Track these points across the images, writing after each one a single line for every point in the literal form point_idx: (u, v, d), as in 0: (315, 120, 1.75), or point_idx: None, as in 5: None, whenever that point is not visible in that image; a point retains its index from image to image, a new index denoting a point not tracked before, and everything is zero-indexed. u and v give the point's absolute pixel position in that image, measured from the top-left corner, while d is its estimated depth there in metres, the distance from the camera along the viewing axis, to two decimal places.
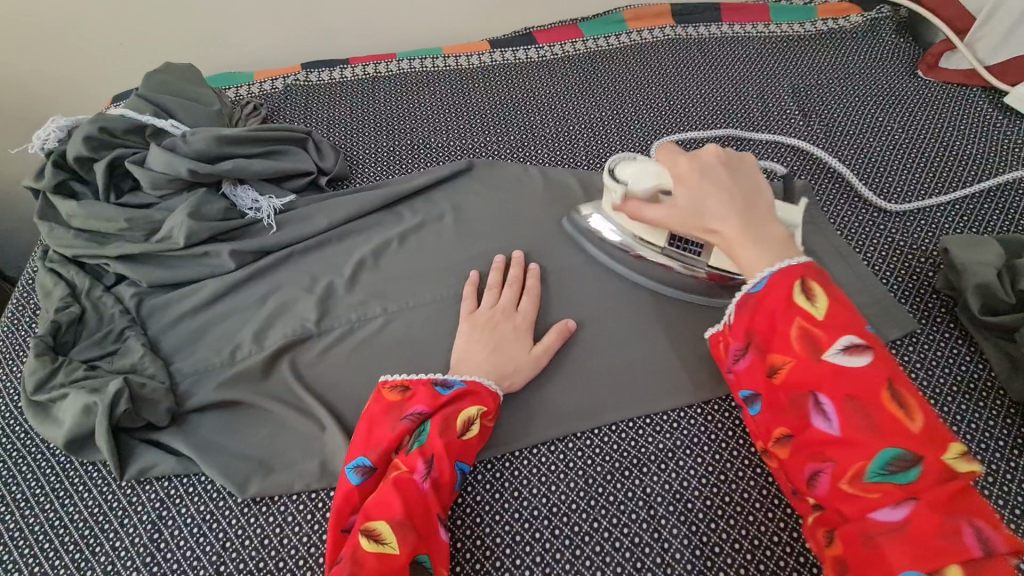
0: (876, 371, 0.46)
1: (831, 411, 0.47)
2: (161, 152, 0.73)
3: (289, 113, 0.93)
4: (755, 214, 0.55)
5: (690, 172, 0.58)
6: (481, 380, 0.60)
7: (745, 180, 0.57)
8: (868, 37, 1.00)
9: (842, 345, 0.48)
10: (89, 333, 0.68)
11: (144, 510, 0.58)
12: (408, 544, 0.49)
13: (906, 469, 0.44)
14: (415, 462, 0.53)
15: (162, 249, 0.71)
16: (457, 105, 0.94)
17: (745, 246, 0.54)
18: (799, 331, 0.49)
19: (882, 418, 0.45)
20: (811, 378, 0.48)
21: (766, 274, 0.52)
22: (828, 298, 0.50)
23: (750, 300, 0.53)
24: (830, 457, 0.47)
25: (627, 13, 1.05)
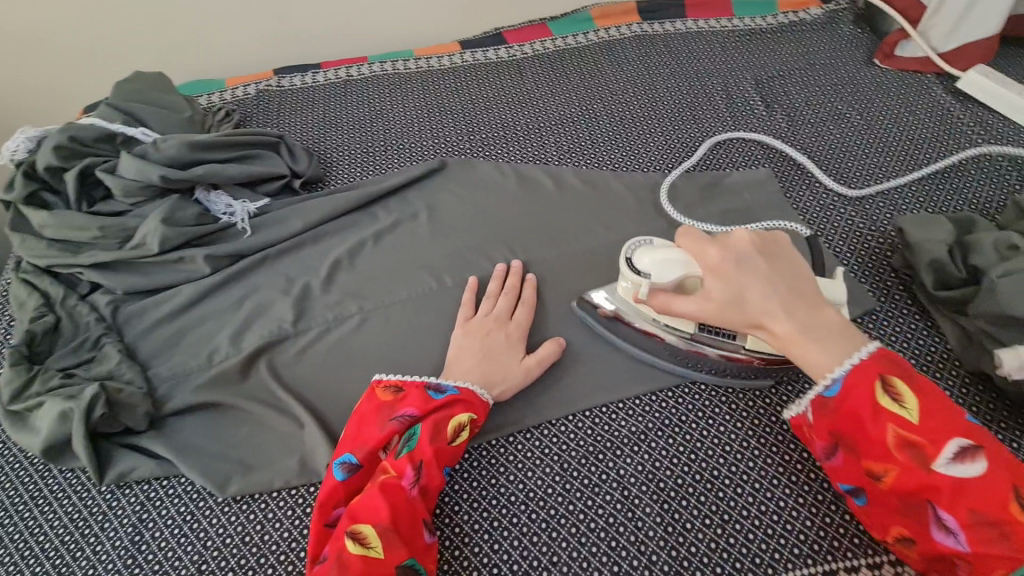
0: (994, 477, 0.45)
1: (954, 525, 0.46)
2: (132, 160, 0.73)
3: (262, 118, 0.93)
4: (804, 305, 0.52)
5: (723, 263, 0.54)
6: (474, 389, 0.61)
7: (786, 263, 0.55)
8: (827, 29, 1.03)
9: (951, 454, 0.46)
10: (65, 341, 0.68)
11: (124, 513, 0.58)
12: (392, 547, 0.50)
13: None
14: (402, 466, 0.54)
15: (135, 255, 0.72)
16: (430, 106, 0.96)
17: (804, 343, 0.51)
18: (897, 440, 0.48)
19: (1015, 528, 0.44)
20: (925, 488, 0.47)
21: (838, 375, 0.50)
22: (918, 397, 0.48)
23: (825, 405, 0.51)
24: (966, 565, 0.46)
25: (595, 11, 1.07)
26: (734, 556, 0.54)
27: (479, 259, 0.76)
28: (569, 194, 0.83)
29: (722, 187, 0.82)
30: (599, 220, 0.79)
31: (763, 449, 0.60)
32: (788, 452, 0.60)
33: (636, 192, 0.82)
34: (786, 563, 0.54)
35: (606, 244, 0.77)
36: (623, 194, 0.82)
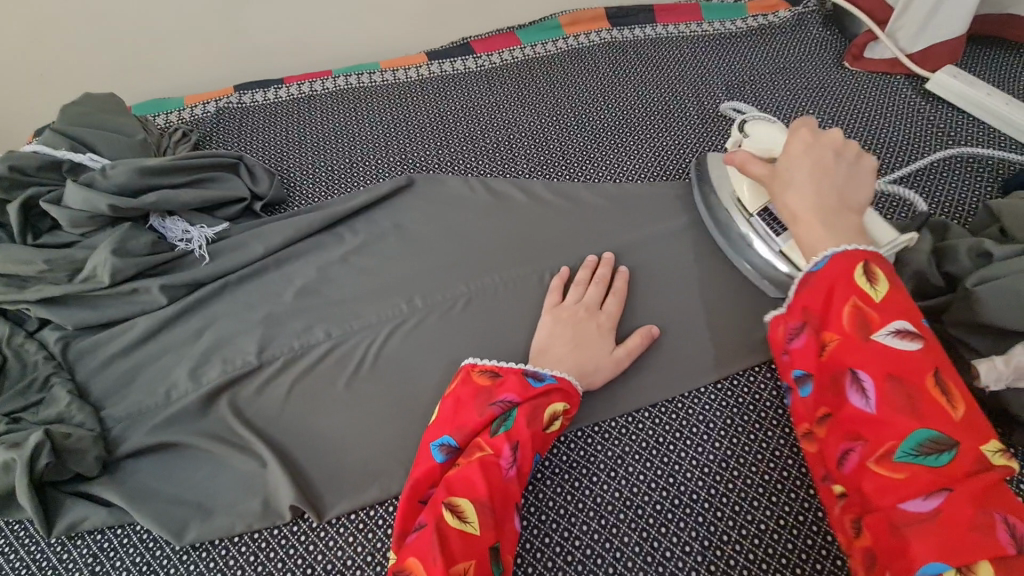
0: (925, 357, 0.44)
1: (869, 387, 0.45)
2: (76, 189, 0.69)
3: (222, 137, 0.90)
4: (836, 200, 0.56)
5: (802, 144, 0.59)
6: (571, 380, 0.60)
7: (851, 169, 0.58)
8: (796, 31, 1.03)
9: (894, 329, 0.46)
10: (11, 383, 0.64)
11: (76, 567, 0.55)
12: (487, 526, 0.50)
13: (939, 453, 0.41)
14: (501, 446, 0.54)
15: (85, 289, 0.68)
16: (397, 119, 0.93)
17: (811, 223, 0.54)
18: (852, 309, 0.47)
19: (924, 400, 0.43)
20: (856, 354, 0.46)
21: (826, 251, 0.51)
22: (889, 282, 0.48)
23: (807, 278, 0.51)
24: (863, 434, 0.45)
25: (563, 18, 1.05)
26: None
27: (449, 279, 0.74)
28: (541, 207, 0.81)
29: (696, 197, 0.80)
30: (572, 234, 0.78)
31: (744, 470, 0.60)
32: (768, 472, 0.60)
33: (610, 204, 0.81)
34: None
35: (579, 259, 0.75)
36: (595, 206, 0.80)
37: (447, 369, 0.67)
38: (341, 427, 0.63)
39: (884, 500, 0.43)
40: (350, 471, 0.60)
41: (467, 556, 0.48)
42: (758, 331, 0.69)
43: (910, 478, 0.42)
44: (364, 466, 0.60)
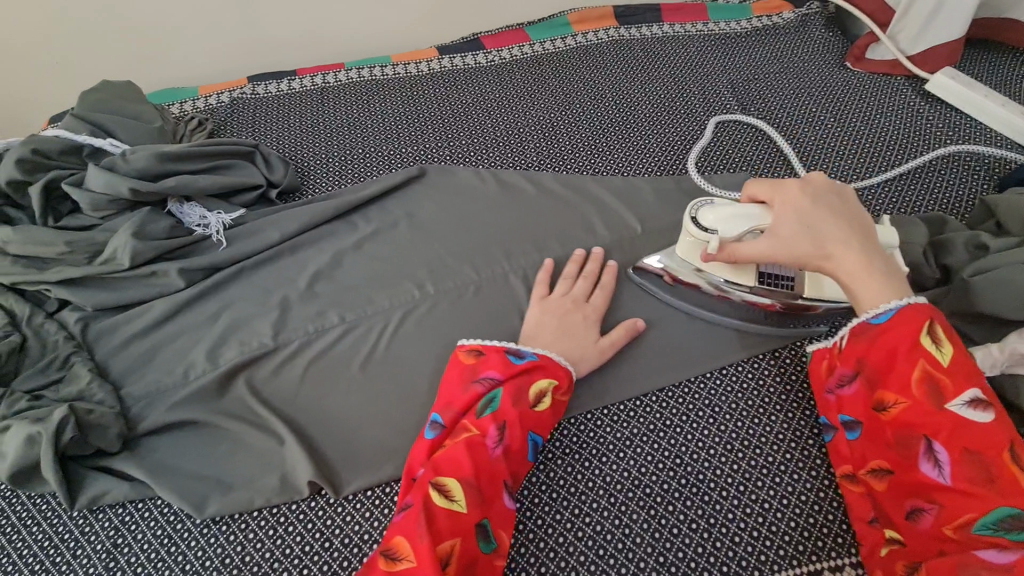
0: (1002, 428, 0.47)
1: (943, 458, 0.49)
2: (99, 173, 0.71)
3: (236, 126, 0.92)
4: (865, 242, 0.57)
5: (803, 198, 0.59)
6: (553, 356, 0.63)
7: (851, 204, 0.60)
8: (800, 32, 1.05)
9: (967, 399, 0.49)
10: (31, 362, 0.65)
11: (98, 539, 0.56)
12: (473, 503, 0.52)
13: (1019, 529, 0.45)
14: (486, 427, 0.56)
15: (105, 271, 0.70)
16: (409, 112, 0.95)
17: (865, 280, 0.56)
18: (921, 375, 0.51)
19: (1001, 474, 0.46)
20: (930, 422, 0.50)
21: (891, 310, 0.54)
22: (955, 348, 0.51)
23: (867, 330, 0.55)
24: (937, 499, 0.49)
25: (572, 16, 1.07)
26: (719, 559, 0.56)
27: (461, 267, 0.76)
28: (550, 199, 0.83)
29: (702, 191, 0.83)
30: (581, 225, 0.79)
31: (749, 452, 0.62)
32: (771, 454, 0.62)
33: (618, 197, 0.83)
34: (770, 565, 0.56)
35: (588, 249, 0.77)
36: (603, 199, 0.82)
37: None
38: (357, 407, 0.64)
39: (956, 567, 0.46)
40: (365, 449, 0.61)
41: (453, 533, 0.50)
42: (759, 321, 0.71)
43: (986, 547, 0.46)
44: (379, 444, 0.62)
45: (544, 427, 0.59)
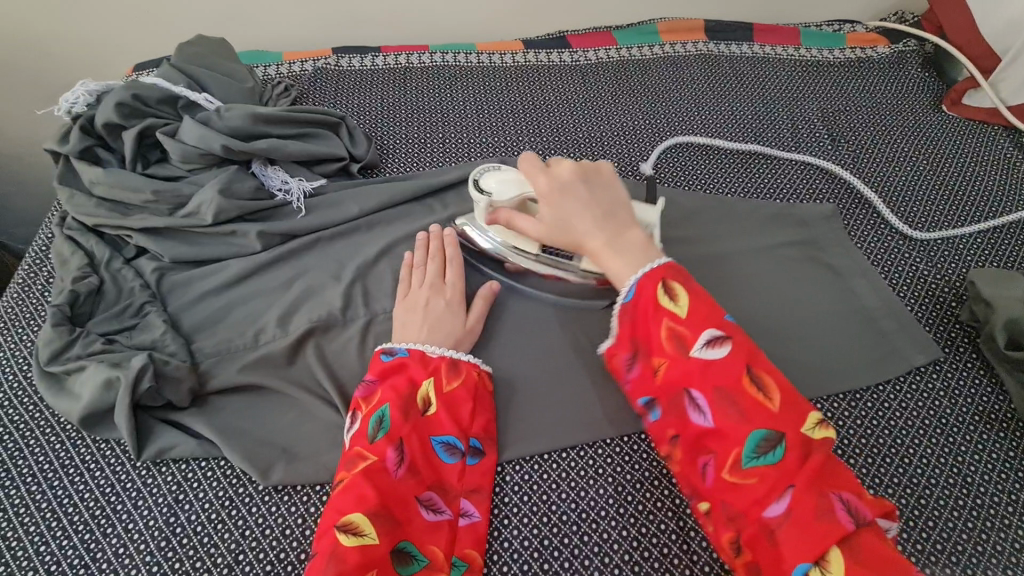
0: (735, 360, 0.50)
1: (704, 404, 0.50)
2: (194, 126, 0.71)
3: (319, 96, 0.91)
4: (615, 225, 0.58)
5: (552, 190, 0.60)
6: (427, 350, 0.61)
7: (603, 190, 0.60)
8: (894, 69, 1.02)
9: (704, 341, 0.51)
10: (107, 306, 0.66)
11: (160, 492, 0.56)
12: (384, 532, 0.49)
13: (773, 450, 0.47)
14: (383, 450, 0.53)
15: (188, 224, 0.69)
16: (490, 102, 0.94)
17: (609, 256, 0.57)
18: (668, 332, 0.52)
19: (747, 401, 0.49)
20: (683, 375, 0.51)
21: (633, 282, 0.55)
22: (689, 296, 0.53)
23: (625, 309, 0.55)
24: (712, 448, 0.50)
25: (661, 25, 1.06)
26: None
27: None
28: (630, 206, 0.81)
29: (787, 217, 0.80)
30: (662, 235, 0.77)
31: None
32: None
33: (702, 212, 0.80)
34: None
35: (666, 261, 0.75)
36: (684, 211, 0.80)
37: (530, 353, 0.67)
38: None
39: (752, 511, 0.47)
40: None
41: (366, 568, 0.46)
42: (843, 357, 0.68)
43: (759, 482, 0.47)
44: None
45: (445, 427, 0.57)
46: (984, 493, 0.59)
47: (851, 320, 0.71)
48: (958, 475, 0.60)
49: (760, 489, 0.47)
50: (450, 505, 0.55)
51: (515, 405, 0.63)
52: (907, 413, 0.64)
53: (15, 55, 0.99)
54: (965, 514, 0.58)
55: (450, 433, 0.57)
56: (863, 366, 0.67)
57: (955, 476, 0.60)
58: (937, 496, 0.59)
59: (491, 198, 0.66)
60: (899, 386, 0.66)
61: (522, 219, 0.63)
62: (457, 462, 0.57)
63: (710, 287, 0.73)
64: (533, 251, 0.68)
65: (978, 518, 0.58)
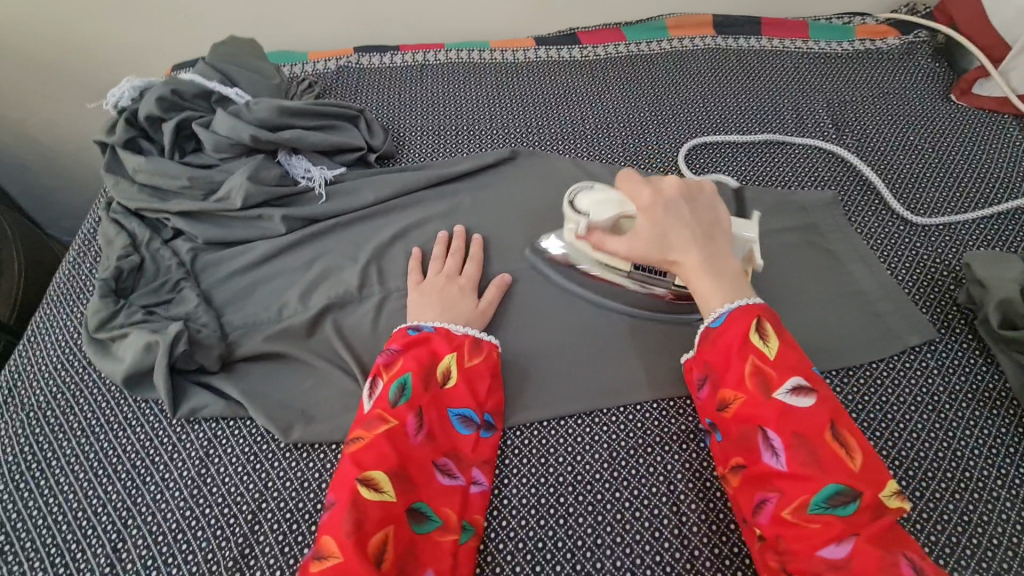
0: (819, 411, 0.53)
1: (778, 445, 0.52)
2: (227, 117, 0.77)
3: (341, 91, 0.97)
4: (713, 247, 0.63)
5: (656, 203, 0.63)
6: (452, 328, 0.65)
7: (705, 211, 0.64)
8: (904, 60, 1.03)
9: (790, 386, 0.54)
10: (147, 281, 0.72)
11: (193, 446, 0.62)
12: (401, 490, 0.54)
13: (845, 503, 0.49)
14: (404, 416, 0.57)
15: (219, 208, 0.75)
16: (501, 96, 0.98)
17: (702, 276, 0.61)
18: (753, 369, 0.55)
19: (826, 452, 0.51)
20: (760, 412, 0.54)
21: (725, 311, 0.59)
22: (779, 342, 0.56)
23: (710, 336, 0.60)
24: (779, 486, 0.52)
25: (670, 20, 1.09)
26: None
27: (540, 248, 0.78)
28: None
29: (788, 204, 0.82)
30: None
31: None
32: None
33: None
34: None
35: None
36: None
37: (532, 330, 0.71)
38: None
39: (807, 552, 0.49)
40: None
41: (384, 524, 0.51)
42: (837, 335, 0.70)
43: (823, 527, 0.49)
44: None
45: (463, 400, 0.62)
46: (973, 466, 0.60)
47: (847, 301, 0.73)
48: (948, 449, 0.62)
49: (821, 534, 0.49)
50: (463, 472, 0.59)
51: (518, 378, 0.67)
52: (899, 390, 0.66)
53: (72, 59, 1.08)
54: (953, 486, 0.59)
55: (466, 406, 0.62)
56: (858, 345, 0.69)
57: (945, 450, 0.61)
58: (925, 468, 0.60)
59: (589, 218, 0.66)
60: (892, 364, 0.67)
61: (612, 241, 0.64)
62: (472, 434, 0.61)
63: None
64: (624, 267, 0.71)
65: (966, 490, 0.59)
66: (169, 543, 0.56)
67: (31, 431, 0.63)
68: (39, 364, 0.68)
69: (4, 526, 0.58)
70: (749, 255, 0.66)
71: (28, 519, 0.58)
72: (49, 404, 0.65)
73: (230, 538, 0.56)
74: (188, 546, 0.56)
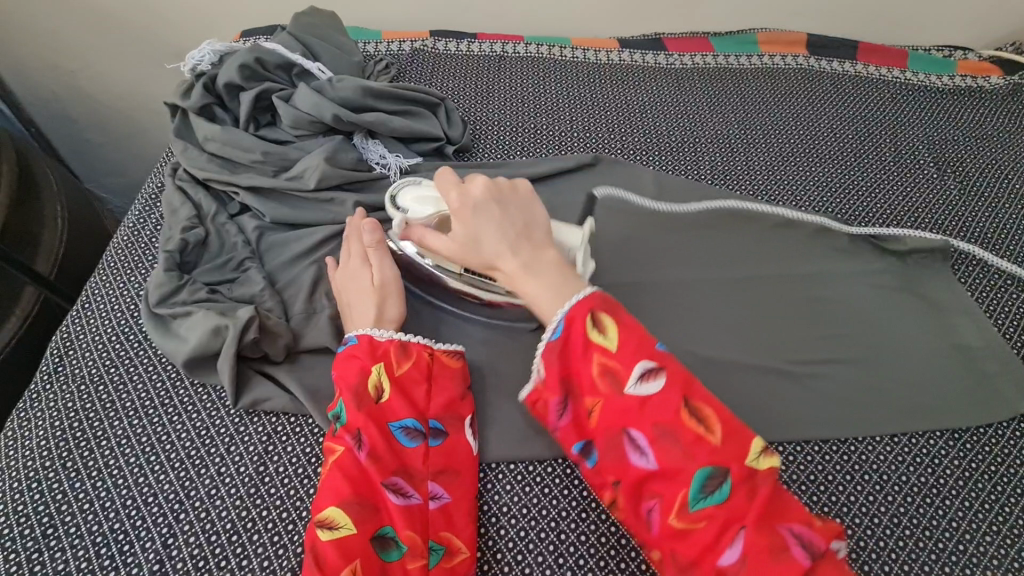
0: (671, 394, 0.48)
1: (643, 444, 0.48)
2: (310, 94, 0.73)
3: (416, 76, 0.93)
4: (528, 246, 0.55)
5: (463, 206, 0.55)
6: (373, 334, 0.58)
7: (518, 208, 0.56)
8: (1010, 100, 0.97)
9: (637, 375, 0.49)
10: (211, 257, 0.69)
11: (252, 441, 0.58)
12: (359, 520, 0.49)
13: (718, 487, 0.45)
14: (342, 440, 0.53)
15: (291, 187, 0.71)
16: (582, 98, 0.94)
17: (526, 280, 0.54)
18: (600, 368, 0.50)
19: (688, 437, 0.47)
20: (618, 414, 0.49)
21: (560, 316, 0.52)
22: (618, 329, 0.50)
23: (552, 351, 0.51)
24: (658, 490, 0.47)
25: (762, 35, 1.04)
26: None
27: (623, 265, 0.74)
28: (719, 215, 0.79)
29: (886, 243, 0.77)
30: (748, 250, 0.76)
31: (915, 530, 0.56)
32: (954, 536, 0.56)
33: (794, 231, 0.78)
34: None
35: (755, 277, 0.74)
36: (775, 226, 0.78)
37: None
38: (505, 378, 0.64)
39: (706, 558, 0.45)
40: (510, 425, 0.61)
41: (348, 559, 0.47)
42: (941, 393, 0.65)
43: (708, 524, 0.45)
44: (523, 423, 0.61)
45: (400, 411, 0.55)
46: None
47: (952, 356, 0.68)
48: None
49: (708, 532, 0.45)
50: (417, 489, 0.53)
51: None
52: (1009, 460, 0.61)
53: (140, 17, 1.05)
54: None
55: (407, 417, 0.55)
56: (962, 406, 0.64)
57: None
58: None
59: (407, 215, 0.64)
60: (1001, 432, 0.63)
61: (432, 237, 0.59)
62: (420, 446, 0.54)
63: (796, 307, 0.71)
64: (456, 269, 0.65)
65: None
66: (223, 545, 0.52)
67: (81, 407, 0.60)
68: (92, 335, 0.65)
69: (48, 507, 0.54)
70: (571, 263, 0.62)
71: (74, 502, 0.54)
72: (101, 378, 0.62)
73: (288, 547, 0.52)
74: (243, 550, 0.52)
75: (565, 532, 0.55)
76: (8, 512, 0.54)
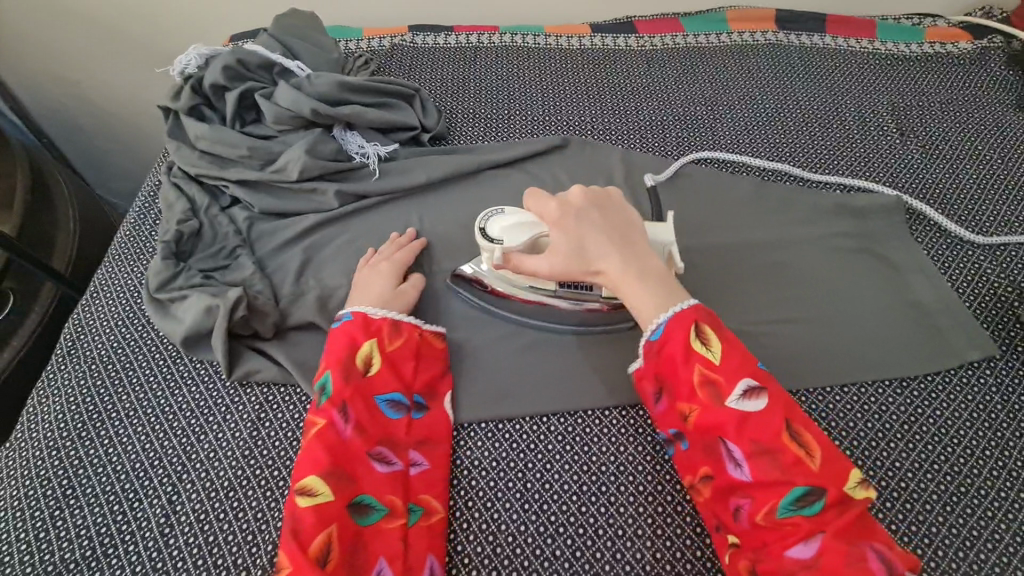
0: (773, 413, 0.51)
1: (740, 457, 0.51)
2: (289, 90, 0.78)
3: (395, 69, 0.97)
4: (633, 250, 0.59)
5: (567, 218, 0.60)
6: (368, 312, 0.64)
7: (616, 215, 0.61)
8: (977, 64, 0.98)
9: (740, 391, 0.52)
10: (205, 246, 0.74)
11: (246, 408, 0.64)
12: (339, 489, 0.54)
13: (811, 503, 0.48)
14: (330, 413, 0.57)
15: (275, 179, 0.76)
16: (553, 83, 0.97)
17: (633, 282, 0.58)
18: (700, 378, 0.53)
19: (785, 456, 0.50)
20: (716, 422, 0.52)
21: (662, 321, 0.56)
22: (721, 343, 0.54)
23: (651, 349, 0.58)
24: (746, 496, 0.51)
25: (731, 13, 1.06)
26: None
27: None
28: (684, 189, 0.83)
29: (845, 207, 0.80)
30: (712, 220, 0.79)
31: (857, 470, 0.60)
32: (895, 474, 0.59)
33: (756, 200, 0.81)
34: None
35: (717, 245, 0.77)
36: (738, 197, 0.82)
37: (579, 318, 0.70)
38: (477, 346, 0.69)
39: (779, 556, 0.48)
40: (481, 388, 0.65)
41: (325, 524, 0.51)
42: (891, 346, 0.68)
43: (795, 531, 0.48)
44: (493, 386, 0.65)
45: (386, 385, 0.61)
46: None
47: (903, 311, 0.71)
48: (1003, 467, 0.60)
49: (792, 537, 0.48)
50: (400, 456, 0.58)
51: (562, 366, 0.67)
52: (954, 405, 0.64)
53: (136, 28, 1.11)
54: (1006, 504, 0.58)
55: (393, 391, 0.61)
56: (911, 356, 0.67)
57: (1000, 469, 0.60)
58: (977, 485, 0.59)
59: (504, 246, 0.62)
60: (949, 379, 0.66)
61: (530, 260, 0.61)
62: (403, 418, 0.61)
63: (753, 271, 0.75)
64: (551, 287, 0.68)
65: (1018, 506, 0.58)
66: (221, 500, 0.58)
67: (93, 383, 0.66)
68: (101, 320, 0.71)
69: (67, 471, 0.60)
70: (668, 259, 0.65)
71: (90, 467, 0.61)
72: (110, 359, 0.68)
73: (280, 500, 0.58)
74: (239, 504, 0.58)
75: (531, 481, 0.60)
76: (34, 476, 0.60)
